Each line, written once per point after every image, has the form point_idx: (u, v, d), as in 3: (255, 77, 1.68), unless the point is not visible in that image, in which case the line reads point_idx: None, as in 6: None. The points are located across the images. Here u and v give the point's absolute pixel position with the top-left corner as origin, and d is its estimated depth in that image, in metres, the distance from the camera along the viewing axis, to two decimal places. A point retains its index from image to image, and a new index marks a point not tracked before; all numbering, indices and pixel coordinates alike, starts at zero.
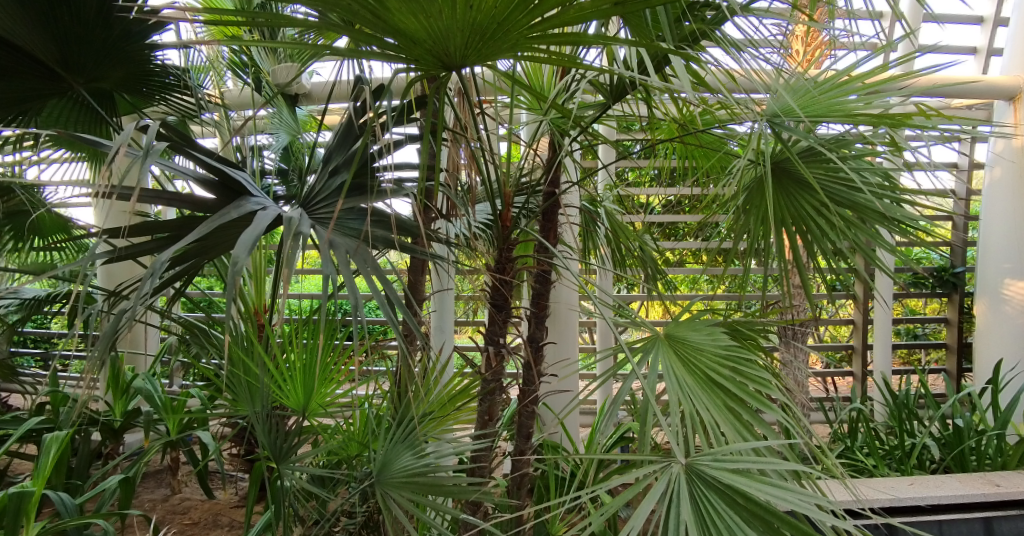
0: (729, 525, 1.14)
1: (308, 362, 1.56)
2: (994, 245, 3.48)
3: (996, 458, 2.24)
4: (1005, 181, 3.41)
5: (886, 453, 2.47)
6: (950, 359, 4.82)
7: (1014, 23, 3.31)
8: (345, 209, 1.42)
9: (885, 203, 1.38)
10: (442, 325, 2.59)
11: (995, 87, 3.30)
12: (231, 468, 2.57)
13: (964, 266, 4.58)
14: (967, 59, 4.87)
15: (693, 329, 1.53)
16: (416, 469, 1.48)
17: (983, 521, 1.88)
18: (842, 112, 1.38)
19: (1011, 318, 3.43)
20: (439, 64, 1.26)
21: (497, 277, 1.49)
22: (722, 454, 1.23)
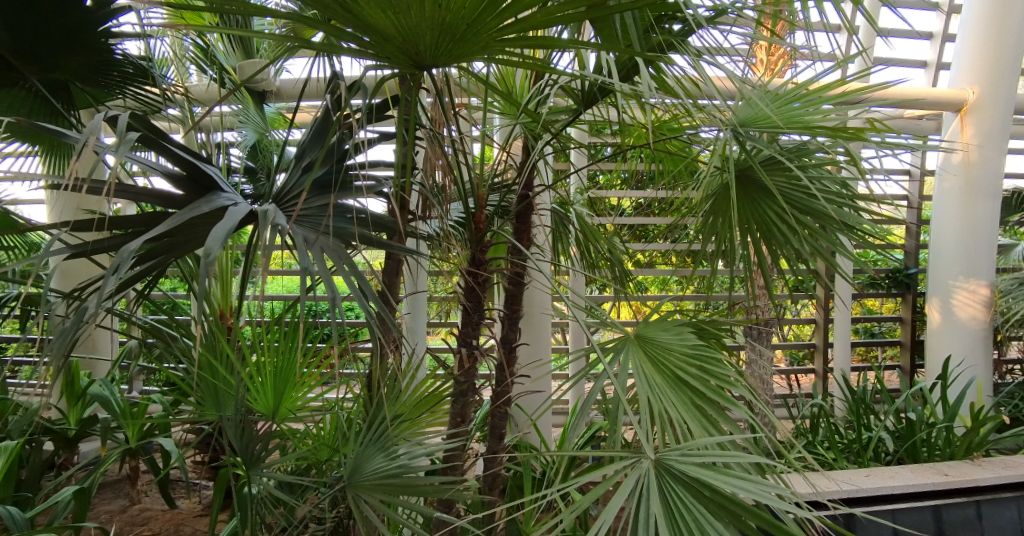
0: (696, 517, 1.18)
1: (278, 363, 1.53)
2: (946, 248, 3.65)
3: (945, 449, 2.36)
4: (954, 190, 3.57)
5: (845, 447, 2.58)
6: (904, 356, 5.04)
7: (961, 39, 3.49)
8: (317, 207, 1.46)
9: (844, 211, 1.44)
10: (415, 326, 2.54)
11: (945, 99, 3.47)
12: (196, 476, 2.49)
13: (917, 268, 4.81)
14: (918, 72, 5.14)
15: (662, 329, 1.57)
16: (390, 471, 1.49)
17: (932, 509, 1.99)
18: (801, 124, 1.45)
19: (958, 320, 3.63)
20: (412, 63, 1.27)
21: (472, 276, 1.53)
22: (688, 449, 1.27)
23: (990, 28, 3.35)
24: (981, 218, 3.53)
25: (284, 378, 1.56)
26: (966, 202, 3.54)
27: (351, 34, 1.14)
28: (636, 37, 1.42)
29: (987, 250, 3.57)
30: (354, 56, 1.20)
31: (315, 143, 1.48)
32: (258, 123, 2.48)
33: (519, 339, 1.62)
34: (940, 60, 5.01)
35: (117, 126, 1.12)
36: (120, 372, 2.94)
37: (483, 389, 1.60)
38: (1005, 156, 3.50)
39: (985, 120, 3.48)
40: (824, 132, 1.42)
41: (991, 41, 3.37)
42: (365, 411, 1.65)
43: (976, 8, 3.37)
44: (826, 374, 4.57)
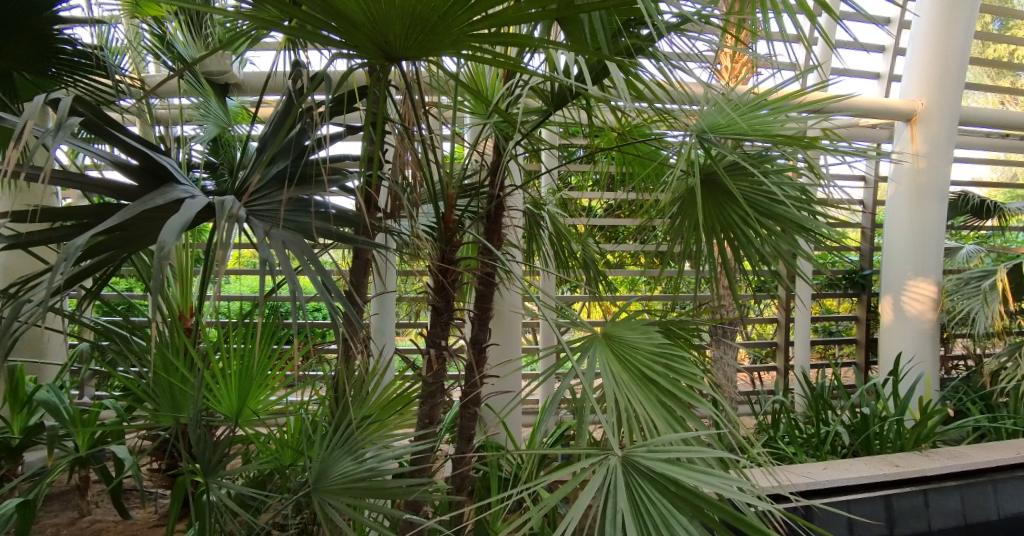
0: (661, 512, 1.20)
1: (245, 362, 1.51)
2: (899, 251, 3.84)
3: (896, 441, 2.53)
4: (905, 195, 3.77)
5: (804, 442, 2.71)
6: (861, 353, 5.27)
7: (912, 53, 3.69)
8: (286, 203, 1.49)
9: (803, 214, 1.52)
10: (383, 327, 2.57)
11: (897, 109, 3.65)
12: (152, 484, 2.39)
13: (871, 269, 5.03)
14: (871, 83, 5.39)
15: (629, 329, 1.61)
16: (359, 474, 1.49)
17: (885, 499, 2.16)
18: (761, 132, 1.53)
19: (909, 317, 3.81)
20: (382, 54, 1.27)
21: (442, 273, 1.59)
22: (654, 446, 1.31)
23: (939, 44, 3.56)
24: (930, 220, 3.73)
25: (248, 379, 1.53)
26: (917, 206, 3.74)
27: (318, 21, 1.12)
28: (604, 39, 1.45)
29: (935, 252, 3.77)
30: (321, 44, 1.19)
31: (274, 137, 1.52)
32: (221, 116, 2.29)
33: (489, 340, 1.68)
34: (892, 72, 5.26)
35: (59, 113, 1.08)
36: (67, 377, 2.79)
37: (452, 390, 1.63)
38: (952, 163, 3.71)
39: (934, 131, 3.66)
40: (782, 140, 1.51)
41: (940, 56, 3.58)
42: (331, 414, 1.63)
43: (924, 25, 3.59)
44: (787, 372, 4.73)
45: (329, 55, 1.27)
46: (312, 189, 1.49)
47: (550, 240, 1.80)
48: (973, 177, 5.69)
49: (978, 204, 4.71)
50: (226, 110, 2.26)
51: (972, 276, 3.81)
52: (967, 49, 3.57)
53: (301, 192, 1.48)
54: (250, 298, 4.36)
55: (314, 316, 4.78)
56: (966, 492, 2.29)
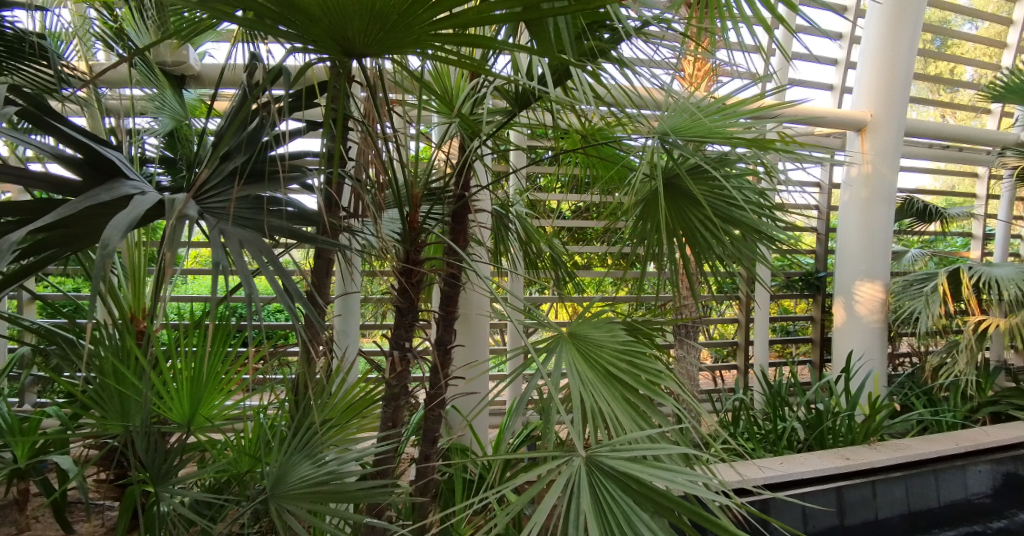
0: (623, 509, 1.22)
1: (196, 369, 1.45)
2: (851, 254, 4.02)
3: (848, 435, 2.81)
4: (857, 200, 3.95)
5: (762, 438, 2.93)
6: (816, 351, 5.50)
7: (863, 66, 3.89)
8: (243, 199, 1.45)
9: (760, 219, 1.59)
10: (346, 329, 2.51)
11: (849, 119, 3.84)
12: (96, 496, 2.26)
13: (826, 271, 5.25)
14: (824, 94, 5.64)
15: (593, 328, 1.64)
16: (317, 479, 1.46)
17: (836, 491, 2.42)
18: (720, 136, 1.59)
19: (861, 318, 3.99)
20: (341, 50, 1.25)
21: (408, 274, 1.60)
22: (617, 445, 1.33)
23: (888, 58, 3.77)
24: (879, 224, 3.92)
25: (203, 385, 1.47)
26: (867, 211, 3.93)
27: (276, 16, 1.10)
28: (567, 42, 1.47)
29: (884, 255, 3.96)
30: (279, 40, 1.16)
31: (227, 131, 1.47)
32: (177, 110, 2.12)
33: (454, 341, 1.70)
34: (843, 85, 5.53)
35: None
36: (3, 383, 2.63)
37: (417, 392, 1.66)
38: (898, 171, 3.93)
39: (883, 140, 3.88)
40: (741, 143, 1.57)
41: (889, 70, 3.80)
42: (292, 418, 1.61)
43: (872, 40, 3.81)
44: (747, 370, 4.89)
45: (286, 49, 1.25)
46: (266, 186, 1.46)
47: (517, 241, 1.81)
48: (916, 185, 6.05)
49: (922, 208, 5.02)
50: (183, 103, 2.10)
51: (915, 279, 3.91)
52: (913, 64, 3.79)
53: (256, 189, 1.44)
54: (205, 299, 4.18)
55: (275, 318, 4.63)
56: (911, 482, 2.55)
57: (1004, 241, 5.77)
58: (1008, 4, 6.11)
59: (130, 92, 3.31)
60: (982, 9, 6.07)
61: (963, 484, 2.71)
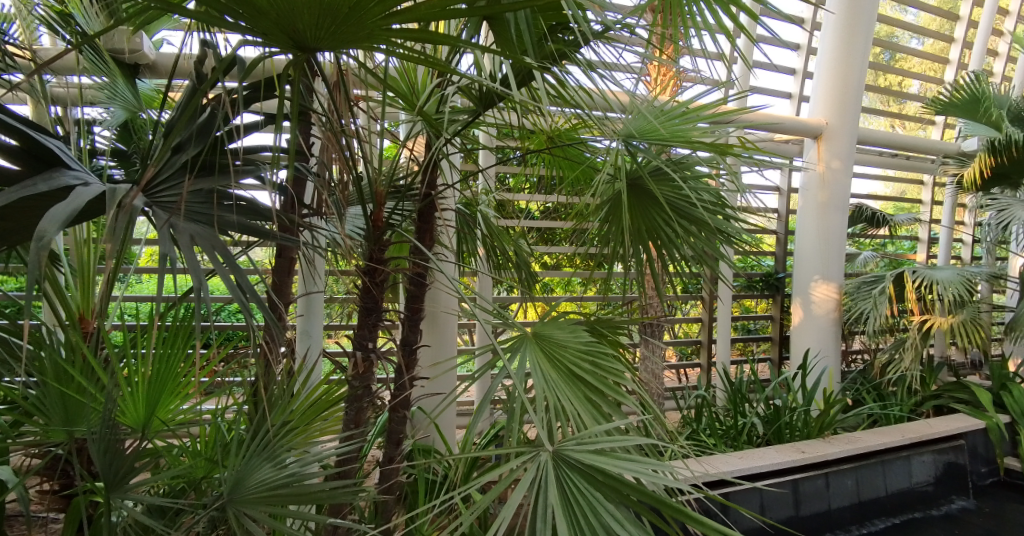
0: (590, 502, 1.23)
1: (149, 373, 1.45)
2: (808, 256, 4.22)
3: (804, 429, 2.98)
4: (813, 205, 4.15)
5: (723, 433, 3.08)
6: (774, 349, 5.71)
7: (818, 76, 4.09)
8: (197, 192, 1.40)
9: (718, 219, 1.66)
10: (310, 329, 2.52)
11: (805, 127, 4.03)
12: (40, 506, 2.16)
13: (785, 272, 5.47)
14: (783, 102, 5.89)
15: (558, 328, 1.66)
16: (279, 481, 1.43)
17: (793, 483, 2.61)
18: (682, 138, 1.63)
19: (816, 315, 4.20)
20: (293, 42, 1.23)
21: (371, 274, 1.60)
22: (582, 438, 1.33)
23: (841, 70, 3.98)
24: (834, 230, 4.12)
25: (160, 386, 1.48)
26: (821, 215, 4.13)
27: (223, 5, 1.07)
28: (527, 42, 1.49)
29: (838, 258, 4.16)
30: (228, 31, 1.14)
31: (177, 122, 1.41)
32: (130, 100, 1.89)
33: (419, 342, 1.71)
34: (801, 93, 5.81)
35: None
36: None
37: (381, 393, 1.66)
38: (851, 178, 4.12)
39: (837, 147, 4.08)
40: (702, 146, 1.62)
41: (843, 81, 4.00)
42: (250, 421, 1.58)
43: (827, 52, 4.00)
44: (710, 368, 5.06)
45: (240, 40, 1.22)
46: (216, 179, 1.40)
47: (483, 242, 1.80)
48: (869, 192, 6.40)
49: (872, 215, 5.31)
50: (136, 92, 1.86)
51: (865, 281, 4.13)
52: (864, 76, 4.00)
53: (208, 182, 1.39)
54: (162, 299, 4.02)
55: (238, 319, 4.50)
56: (859, 473, 2.81)
57: (948, 246, 6.33)
58: (951, 22, 6.54)
59: (82, 80, 3.14)
60: (929, 27, 6.46)
61: (908, 473, 3.00)
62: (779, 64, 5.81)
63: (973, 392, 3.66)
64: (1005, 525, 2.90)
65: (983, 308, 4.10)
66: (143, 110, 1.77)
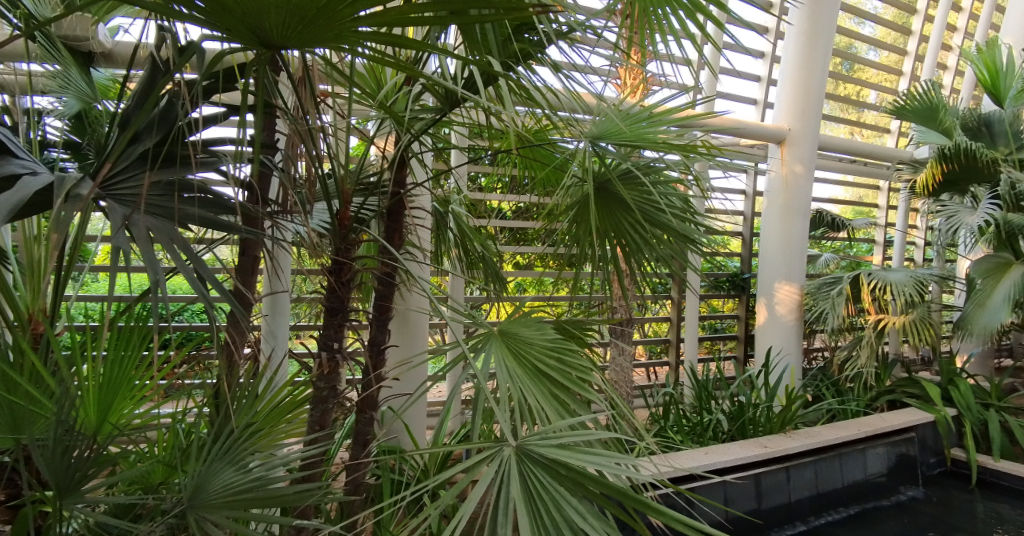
0: (553, 496, 1.18)
1: (104, 375, 1.39)
2: (771, 256, 4.42)
3: (766, 424, 3.12)
4: (777, 207, 4.37)
5: (690, 429, 3.20)
6: (739, 347, 5.88)
7: (783, 84, 4.31)
8: (158, 185, 1.33)
9: (686, 224, 1.69)
10: (276, 330, 2.45)
11: (770, 132, 4.23)
12: None
13: (750, 273, 5.65)
14: (749, 108, 6.07)
15: (523, 326, 1.66)
16: (243, 486, 1.39)
17: (755, 479, 2.74)
18: (649, 141, 1.66)
19: (779, 317, 4.40)
20: (258, 40, 1.19)
21: (336, 275, 1.57)
22: (546, 434, 1.29)
23: (803, 77, 4.21)
24: (796, 233, 4.33)
25: (114, 389, 1.42)
26: (785, 217, 4.34)
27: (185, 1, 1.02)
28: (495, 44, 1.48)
29: (800, 260, 4.37)
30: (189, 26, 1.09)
31: (136, 111, 1.33)
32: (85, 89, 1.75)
33: (388, 342, 1.69)
34: (766, 99, 6.01)
35: None
36: None
37: (348, 393, 1.64)
38: (812, 183, 4.36)
39: (800, 151, 4.30)
40: (667, 148, 1.65)
41: (806, 88, 4.22)
42: (211, 424, 1.53)
43: (791, 60, 4.23)
44: (678, 366, 5.19)
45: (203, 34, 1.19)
46: (177, 170, 1.33)
47: (456, 243, 1.82)
48: (829, 196, 6.69)
49: (832, 220, 5.58)
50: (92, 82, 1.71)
51: (824, 282, 4.31)
52: (825, 83, 4.23)
53: (170, 173, 1.32)
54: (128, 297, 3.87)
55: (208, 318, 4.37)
56: (818, 466, 2.96)
57: (903, 248, 6.64)
58: (905, 36, 6.87)
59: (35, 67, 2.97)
60: (884, 39, 6.76)
61: (864, 466, 3.17)
62: (742, 71, 5.97)
63: (924, 387, 3.86)
64: (951, 513, 3.06)
65: (935, 307, 4.32)
66: (95, 100, 1.67)
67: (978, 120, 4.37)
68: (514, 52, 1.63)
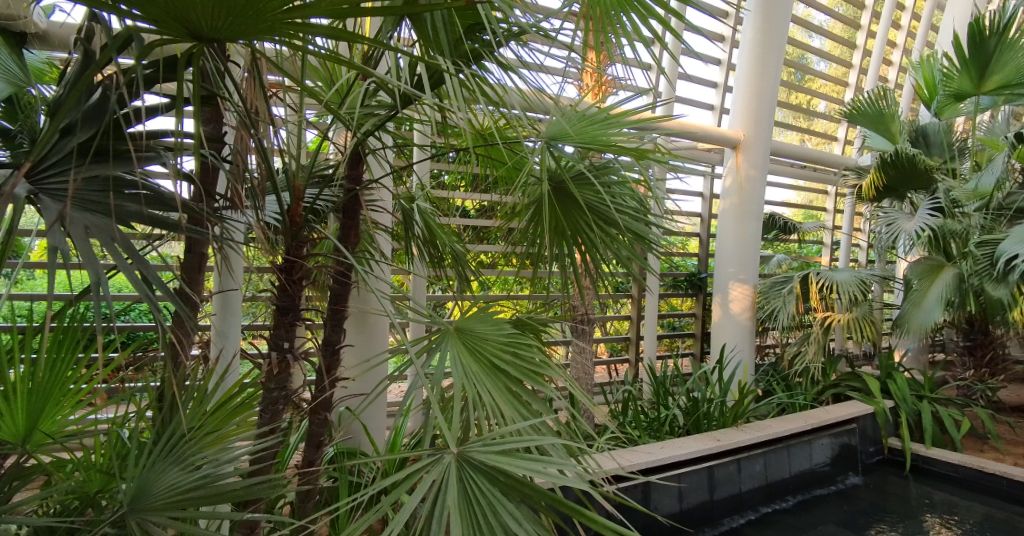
0: (491, 501, 1.17)
1: (35, 381, 1.29)
2: (726, 258, 4.59)
3: (720, 418, 3.24)
4: (731, 210, 4.54)
5: (647, 424, 3.28)
6: (696, 345, 6.07)
7: (739, 91, 4.45)
8: (90, 178, 1.22)
9: (642, 225, 1.73)
10: (226, 329, 2.11)
11: (726, 136, 4.37)
12: None
13: (707, 273, 5.85)
14: (706, 113, 6.28)
15: (480, 322, 1.64)
16: (190, 484, 1.31)
17: (708, 470, 2.85)
18: (603, 143, 1.68)
19: (733, 315, 4.57)
20: (187, 32, 1.14)
21: (287, 273, 1.52)
22: (490, 440, 1.28)
23: (756, 85, 4.36)
24: (750, 236, 4.51)
25: (45, 396, 1.32)
26: (739, 221, 4.51)
27: None
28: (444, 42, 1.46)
29: (753, 261, 4.55)
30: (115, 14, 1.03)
31: (66, 100, 1.21)
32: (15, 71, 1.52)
33: (343, 342, 1.65)
34: (722, 105, 6.20)
35: None
36: None
37: (300, 394, 1.59)
38: (765, 187, 4.50)
39: (754, 156, 4.44)
40: (621, 150, 1.68)
41: (760, 97, 4.39)
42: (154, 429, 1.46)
43: (746, 68, 4.39)
44: (637, 362, 5.34)
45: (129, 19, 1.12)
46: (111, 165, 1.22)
47: (423, 239, 1.84)
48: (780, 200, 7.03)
49: (783, 224, 5.88)
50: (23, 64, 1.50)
51: (777, 281, 4.48)
52: (777, 92, 4.40)
53: (104, 168, 1.22)
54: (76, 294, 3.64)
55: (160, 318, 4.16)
56: (767, 460, 3.11)
57: (848, 249, 7.02)
58: (851, 50, 7.26)
59: None
60: (833, 52, 7.13)
61: (811, 456, 3.35)
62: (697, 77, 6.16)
63: (866, 381, 4.11)
64: (888, 498, 3.27)
65: (877, 306, 4.60)
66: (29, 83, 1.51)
67: (915, 130, 4.79)
68: (466, 50, 1.61)
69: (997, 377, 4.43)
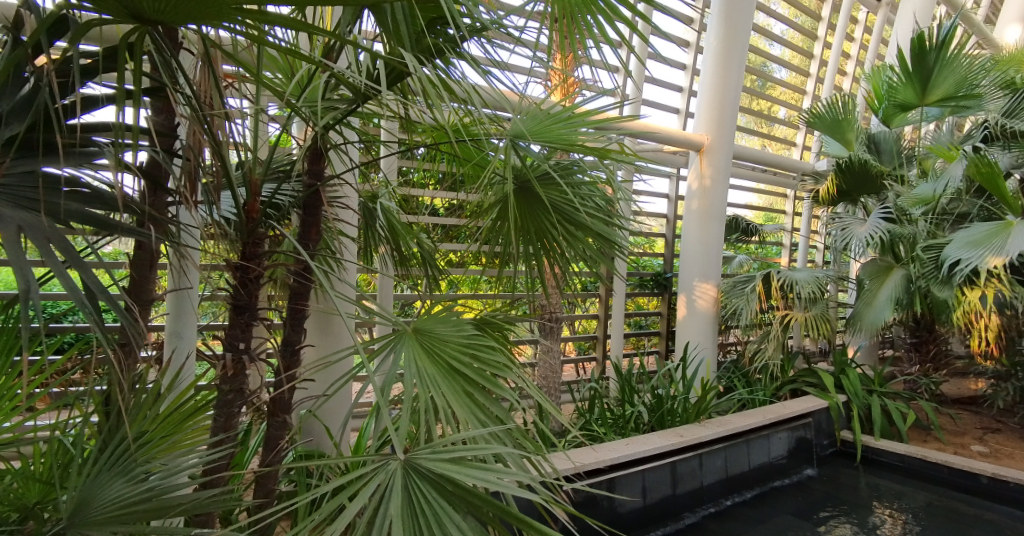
0: (435, 511, 1.14)
1: None
2: (690, 259, 4.70)
3: (684, 415, 3.32)
4: (696, 212, 4.65)
5: (612, 422, 3.31)
6: (661, 342, 6.23)
7: (703, 96, 4.58)
8: (21, 173, 1.12)
9: (607, 226, 1.74)
10: (181, 330, 2.02)
11: (690, 140, 4.48)
12: None
13: (672, 272, 6.00)
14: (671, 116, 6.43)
15: (440, 322, 1.61)
16: (133, 498, 1.24)
17: (671, 466, 2.92)
18: (565, 142, 1.69)
19: (699, 311, 4.68)
20: (128, 13, 1.08)
21: (240, 271, 1.46)
22: (438, 447, 1.25)
23: (719, 90, 4.49)
24: (713, 238, 4.61)
25: None
26: (703, 223, 4.62)
27: None
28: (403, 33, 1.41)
29: (716, 261, 4.67)
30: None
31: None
32: None
33: (302, 342, 1.59)
34: (686, 109, 6.35)
35: None
36: None
37: (257, 395, 1.53)
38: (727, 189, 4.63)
39: (716, 159, 4.56)
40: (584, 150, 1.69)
41: (724, 102, 4.51)
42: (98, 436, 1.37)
43: (709, 74, 4.51)
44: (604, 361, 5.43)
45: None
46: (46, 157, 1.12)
47: (387, 238, 1.86)
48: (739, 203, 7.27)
49: (744, 226, 6.07)
50: None
51: (739, 280, 4.64)
52: (738, 97, 4.53)
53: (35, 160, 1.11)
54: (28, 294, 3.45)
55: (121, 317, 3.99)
56: (728, 454, 3.20)
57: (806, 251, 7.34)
58: (808, 59, 7.57)
59: None
60: (791, 61, 7.42)
61: (768, 449, 3.47)
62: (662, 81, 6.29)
63: (820, 377, 4.29)
64: (840, 488, 3.43)
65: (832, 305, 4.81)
66: None
67: (867, 138, 5.06)
68: (425, 44, 1.58)
69: (940, 371, 4.69)
